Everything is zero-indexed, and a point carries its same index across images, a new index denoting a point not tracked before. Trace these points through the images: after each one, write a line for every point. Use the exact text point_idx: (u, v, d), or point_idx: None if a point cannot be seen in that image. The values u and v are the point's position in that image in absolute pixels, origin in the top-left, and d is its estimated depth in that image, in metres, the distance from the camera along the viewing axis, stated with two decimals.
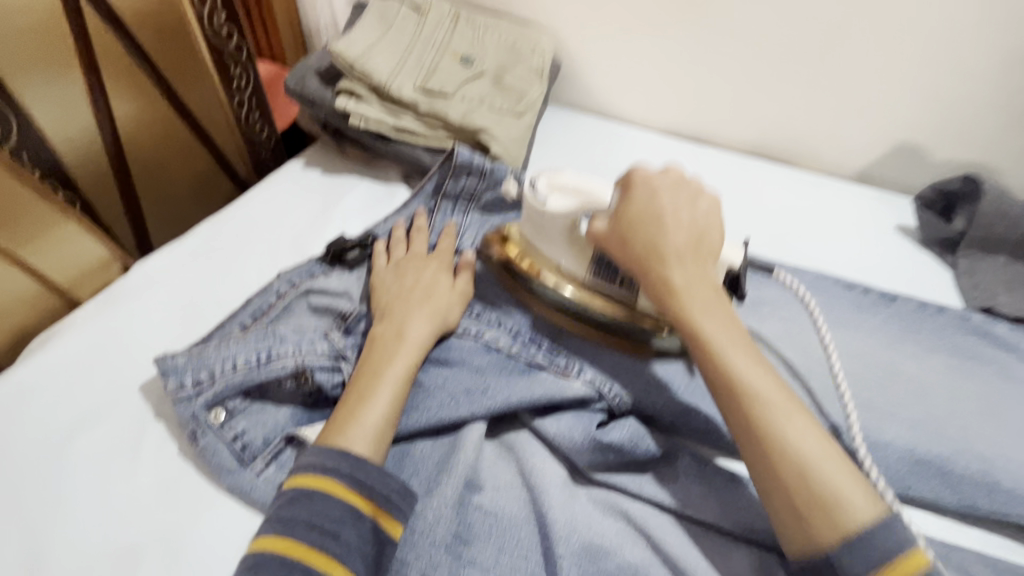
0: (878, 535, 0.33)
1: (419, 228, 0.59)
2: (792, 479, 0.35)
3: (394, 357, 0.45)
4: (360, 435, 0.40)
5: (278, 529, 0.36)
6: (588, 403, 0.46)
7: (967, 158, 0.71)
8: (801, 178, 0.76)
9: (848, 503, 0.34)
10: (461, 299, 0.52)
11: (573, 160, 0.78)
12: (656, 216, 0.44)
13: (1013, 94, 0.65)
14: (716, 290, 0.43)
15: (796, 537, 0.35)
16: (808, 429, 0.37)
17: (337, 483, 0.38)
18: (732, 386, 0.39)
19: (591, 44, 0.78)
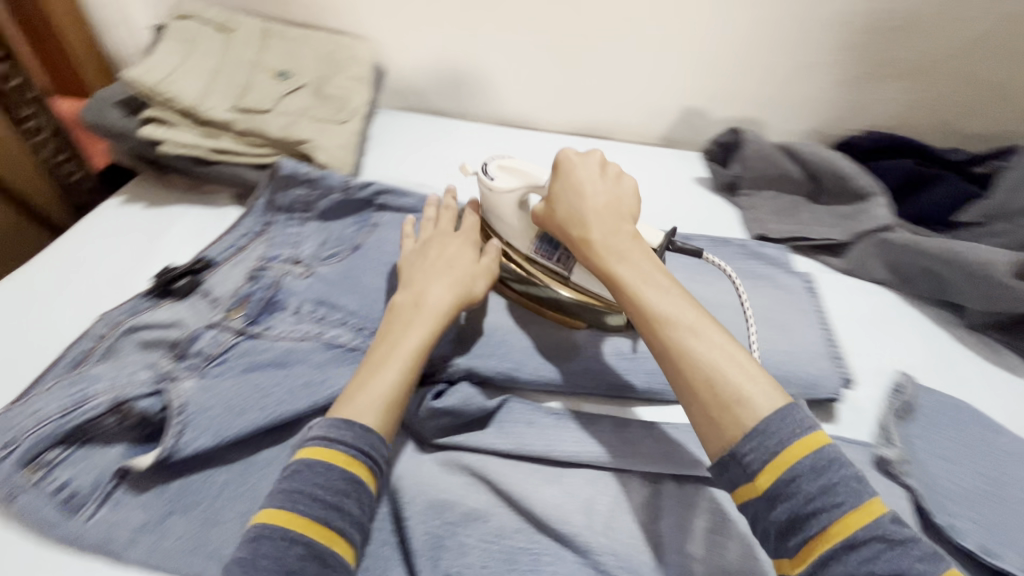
0: (775, 426, 0.37)
1: (447, 206, 0.61)
2: (701, 384, 0.40)
3: (413, 324, 0.49)
4: (365, 407, 0.44)
5: (279, 502, 0.39)
6: (425, 377, 0.51)
7: (741, 114, 0.83)
8: (616, 148, 0.86)
9: (746, 400, 0.38)
10: (489, 275, 0.55)
11: (412, 159, 0.81)
12: (575, 188, 0.50)
13: (763, 55, 0.76)
14: (636, 239, 0.48)
15: (712, 441, 0.39)
16: (714, 340, 0.41)
17: (345, 455, 0.41)
18: (646, 312, 0.44)
19: (409, 49, 0.82)
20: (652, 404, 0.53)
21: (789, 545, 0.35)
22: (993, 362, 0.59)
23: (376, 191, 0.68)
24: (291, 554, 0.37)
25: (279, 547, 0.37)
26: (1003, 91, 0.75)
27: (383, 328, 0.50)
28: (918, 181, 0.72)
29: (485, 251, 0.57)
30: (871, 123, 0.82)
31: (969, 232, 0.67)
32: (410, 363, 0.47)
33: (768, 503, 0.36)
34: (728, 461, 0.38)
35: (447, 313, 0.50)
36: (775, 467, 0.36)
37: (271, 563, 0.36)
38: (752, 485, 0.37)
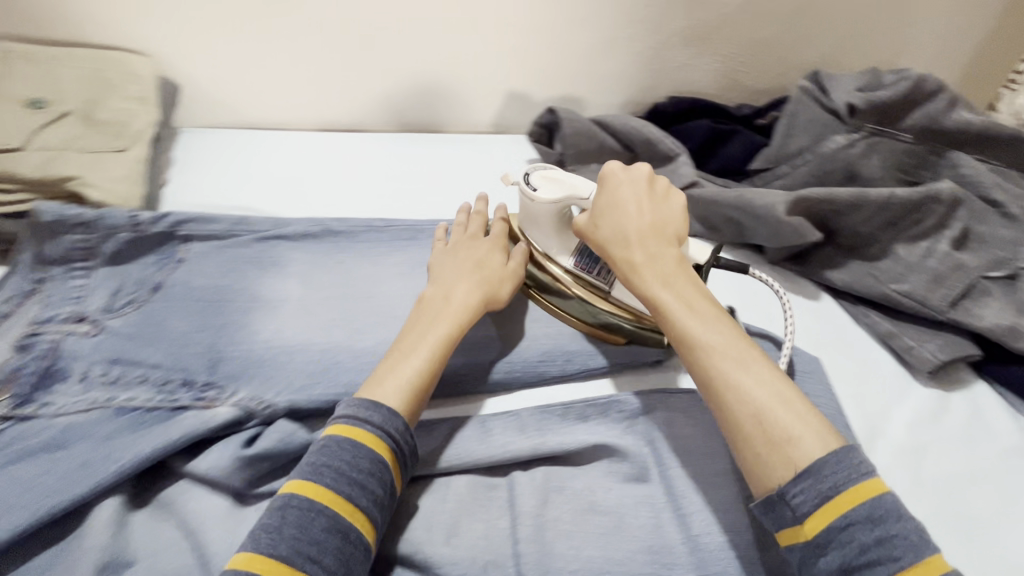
0: (829, 470, 0.36)
1: (476, 213, 0.62)
2: (748, 419, 0.40)
3: (435, 324, 0.50)
4: (391, 389, 0.45)
5: (306, 475, 0.39)
6: (240, 424, 0.46)
7: (562, 93, 0.86)
8: (448, 141, 0.85)
9: (798, 440, 0.38)
10: (514, 278, 0.56)
11: (227, 178, 0.74)
12: (619, 207, 0.51)
13: (567, 34, 0.78)
14: (674, 266, 0.48)
15: (760, 478, 0.39)
16: (757, 375, 0.41)
17: (366, 433, 0.42)
18: (687, 341, 0.44)
19: (200, 59, 0.74)
20: (493, 395, 0.53)
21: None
22: (790, 292, 0.66)
23: (176, 222, 0.61)
24: (314, 528, 0.37)
25: (304, 519, 0.37)
26: (774, 50, 0.85)
27: (415, 322, 0.51)
28: (717, 137, 0.79)
29: (510, 253, 0.58)
30: (675, 89, 0.88)
31: (761, 176, 0.74)
32: (434, 351, 0.48)
33: (817, 549, 0.36)
34: (778, 500, 0.38)
35: (473, 307, 0.52)
36: (828, 513, 0.36)
37: (297, 535, 0.37)
38: (802, 530, 0.37)
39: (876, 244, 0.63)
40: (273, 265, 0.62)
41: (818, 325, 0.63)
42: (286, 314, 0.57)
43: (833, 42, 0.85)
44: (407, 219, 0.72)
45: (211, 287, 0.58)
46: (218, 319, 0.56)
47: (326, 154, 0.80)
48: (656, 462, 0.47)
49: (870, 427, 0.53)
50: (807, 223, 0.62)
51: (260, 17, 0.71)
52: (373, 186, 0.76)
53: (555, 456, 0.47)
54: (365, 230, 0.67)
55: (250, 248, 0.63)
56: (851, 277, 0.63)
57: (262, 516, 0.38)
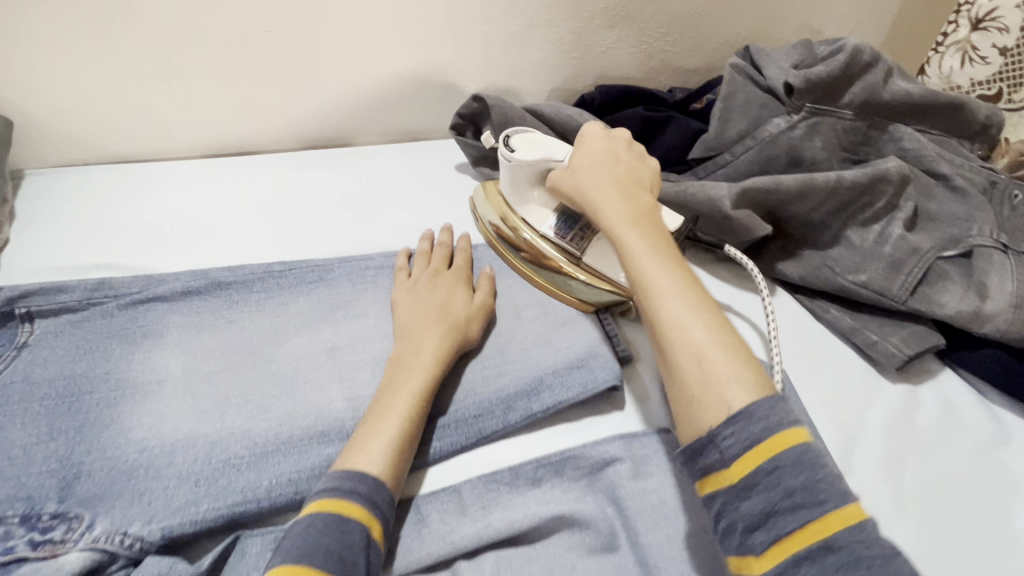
0: (758, 413, 0.35)
1: (438, 244, 0.59)
2: (685, 354, 0.39)
3: (412, 375, 0.45)
4: (375, 452, 0.40)
5: (293, 559, 0.34)
6: (100, 570, 0.37)
7: (481, 88, 0.77)
8: (359, 154, 0.75)
9: (732, 386, 0.36)
10: (482, 314, 0.52)
11: (91, 228, 0.62)
12: (593, 164, 0.53)
13: (476, 24, 0.69)
14: (634, 210, 0.49)
15: (690, 419, 0.37)
16: (702, 313, 0.40)
17: (356, 506, 0.38)
18: (633, 274, 0.44)
19: (31, 88, 0.61)
20: (429, 468, 0.45)
21: (755, 539, 0.33)
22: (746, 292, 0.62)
23: (11, 299, 0.49)
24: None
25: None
26: (701, 25, 0.79)
27: (403, 335, 0.49)
28: (652, 128, 0.73)
29: (475, 288, 0.55)
30: (603, 76, 0.81)
31: (703, 164, 0.68)
32: (413, 404, 0.43)
33: (741, 493, 0.34)
34: (704, 445, 0.36)
35: (443, 356, 0.47)
36: (756, 457, 0.34)
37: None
38: (729, 474, 0.35)
39: (827, 231, 0.59)
40: (145, 336, 0.51)
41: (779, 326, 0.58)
42: (165, 400, 0.47)
43: (761, 13, 0.80)
44: (316, 255, 0.62)
45: (62, 377, 0.47)
46: (74, 420, 0.45)
47: (213, 184, 0.68)
48: (623, 526, 0.41)
49: (845, 439, 0.49)
50: (754, 216, 0.58)
51: (99, 30, 0.58)
52: (273, 217, 0.66)
53: (507, 537, 0.40)
54: (262, 277, 0.56)
55: (114, 317, 0.51)
56: (805, 270, 0.59)
57: None
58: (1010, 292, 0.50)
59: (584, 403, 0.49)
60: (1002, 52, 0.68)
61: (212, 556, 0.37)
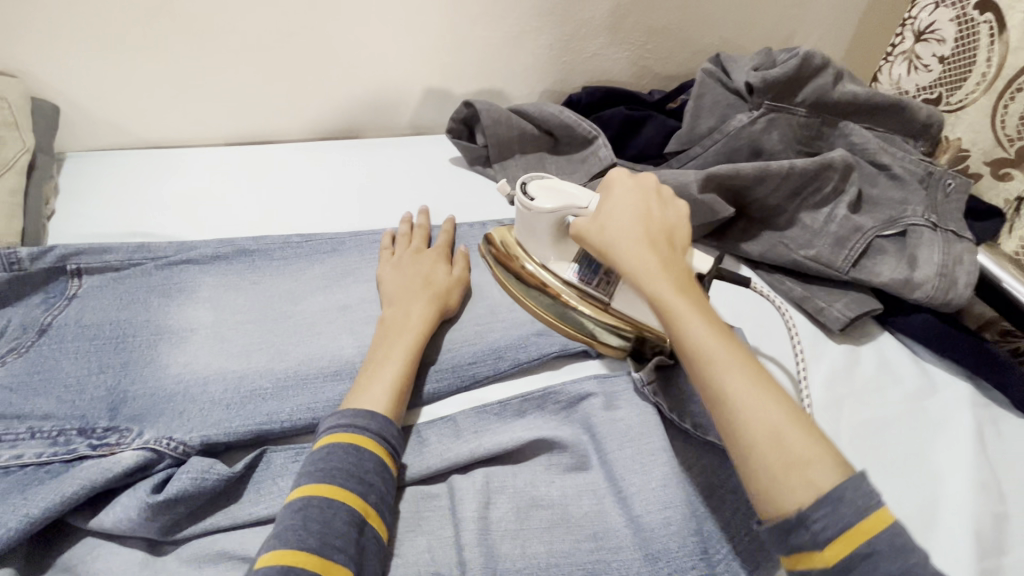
0: (851, 495, 0.34)
1: (420, 227, 0.66)
2: (762, 436, 0.37)
3: (404, 334, 0.51)
4: (378, 391, 0.46)
5: (320, 478, 0.39)
6: (150, 467, 0.43)
7: (480, 88, 0.85)
8: (367, 146, 0.83)
9: (815, 464, 0.36)
10: (461, 284, 0.59)
11: (125, 203, 0.69)
12: (625, 212, 0.50)
13: (474, 29, 0.78)
14: (679, 274, 0.46)
15: (772, 498, 0.36)
16: (771, 392, 0.39)
17: (369, 438, 0.43)
18: (694, 351, 0.41)
19: (78, 77, 0.68)
20: (430, 404, 0.52)
21: None
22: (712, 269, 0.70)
23: (63, 255, 0.55)
24: (337, 523, 0.37)
25: (326, 516, 0.38)
26: (679, 34, 0.88)
27: (391, 308, 0.55)
28: (632, 125, 0.81)
29: (453, 263, 0.62)
30: (589, 79, 0.90)
31: (676, 158, 0.76)
32: (408, 354, 0.50)
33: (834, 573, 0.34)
34: (792, 524, 0.35)
35: (428, 317, 0.53)
36: (852, 539, 0.33)
37: (323, 530, 0.37)
38: (820, 554, 0.34)
39: (783, 213, 0.66)
40: (180, 292, 0.57)
41: (739, 296, 0.66)
42: (198, 344, 0.53)
43: (733, 25, 0.89)
44: (328, 231, 0.69)
45: (108, 322, 0.54)
46: (119, 357, 0.51)
47: (234, 169, 0.75)
48: (595, 449, 0.48)
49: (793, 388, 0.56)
50: (718, 199, 0.66)
51: (142, 29, 0.66)
52: (290, 198, 0.73)
53: (495, 456, 0.47)
54: (281, 245, 0.63)
55: (152, 276, 0.58)
56: (763, 247, 0.67)
57: (277, 524, 0.37)
58: (936, 263, 0.58)
59: (566, 355, 0.56)
60: (941, 60, 0.75)
61: (246, 459, 0.44)
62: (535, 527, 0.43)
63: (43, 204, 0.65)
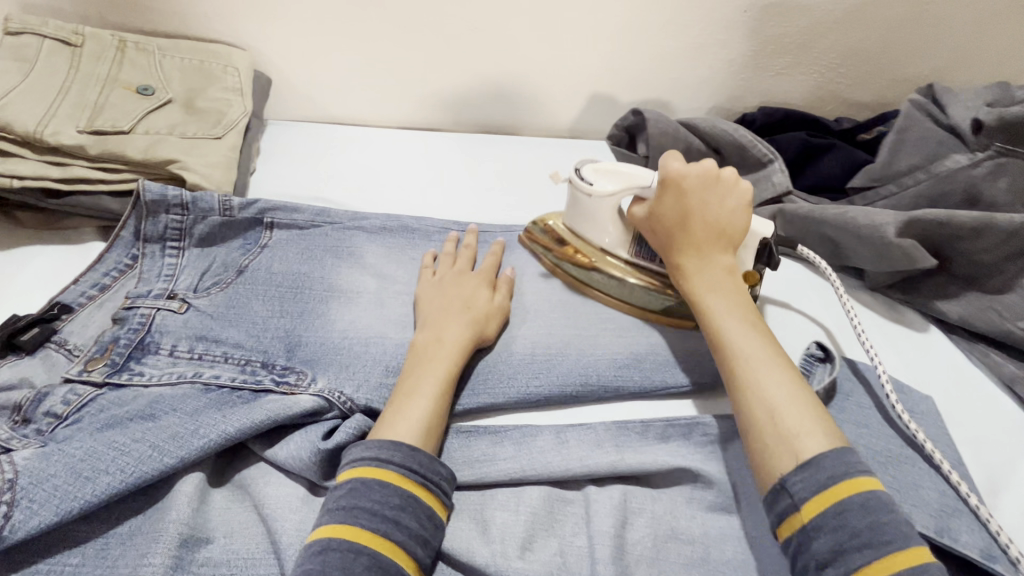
0: (827, 465, 0.36)
1: (467, 246, 0.61)
2: (761, 413, 0.40)
3: (433, 363, 0.47)
4: (409, 425, 0.42)
5: (341, 517, 0.37)
6: (320, 413, 0.46)
7: (646, 97, 0.83)
8: (524, 142, 0.84)
9: (806, 436, 0.38)
10: (500, 314, 0.54)
11: (308, 169, 0.76)
12: (679, 209, 0.51)
13: (657, 38, 0.75)
14: (720, 263, 0.50)
15: (758, 469, 0.39)
16: (783, 375, 0.42)
17: (393, 472, 0.39)
18: (718, 341, 0.45)
19: (296, 55, 0.76)
20: (569, 407, 0.51)
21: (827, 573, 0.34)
22: (894, 321, 0.61)
23: (263, 209, 0.61)
24: (357, 569, 0.35)
25: (347, 561, 0.35)
26: (881, 59, 0.79)
27: (419, 331, 0.50)
28: (813, 152, 0.74)
29: (495, 287, 0.57)
30: (765, 99, 0.84)
31: (862, 196, 0.69)
32: (440, 387, 0.45)
33: None
34: (777, 490, 0.37)
35: (461, 349, 0.49)
36: (825, 500, 0.35)
37: None
38: (798, 514, 0.36)
39: (999, 275, 0.56)
40: (350, 255, 0.61)
41: (924, 360, 0.57)
42: (362, 306, 0.57)
43: (949, 55, 0.78)
44: (481, 221, 0.71)
45: (291, 273, 0.58)
46: (299, 305, 0.56)
47: (401, 151, 0.80)
48: (743, 493, 0.44)
49: (989, 479, 0.48)
50: (921, 246, 0.56)
51: (356, 18, 0.72)
52: (448, 183, 0.76)
53: (633, 475, 0.45)
54: (440, 230, 0.66)
55: (329, 236, 0.62)
56: (966, 309, 0.57)
57: (297, 566, 0.36)
58: None
59: (718, 386, 0.52)
60: None
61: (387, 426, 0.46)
62: (671, 561, 0.40)
63: (251, 162, 0.73)
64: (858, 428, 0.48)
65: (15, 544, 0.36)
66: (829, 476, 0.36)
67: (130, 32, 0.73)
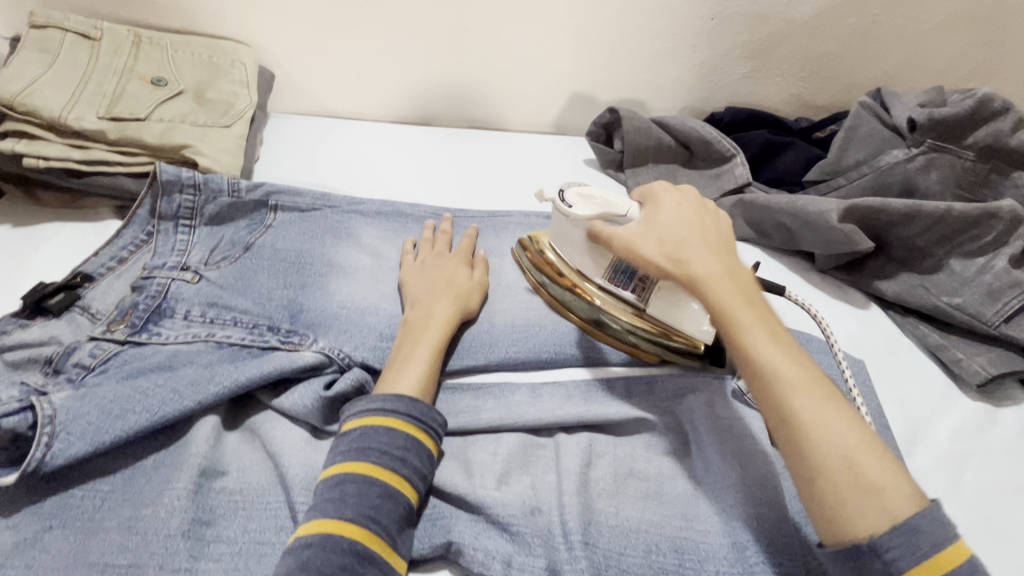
0: (925, 528, 0.33)
1: (444, 231, 0.67)
2: (838, 462, 0.36)
3: (425, 333, 0.53)
4: (406, 384, 0.48)
5: (354, 456, 0.43)
6: (321, 368, 0.52)
7: (623, 97, 0.90)
8: (510, 137, 0.90)
9: (895, 495, 0.34)
10: (480, 288, 0.60)
11: (308, 158, 0.81)
12: (681, 229, 0.48)
13: (633, 41, 0.82)
14: (740, 279, 0.44)
15: (845, 529, 0.35)
16: (844, 413, 0.38)
17: (399, 419, 0.45)
18: (766, 375, 0.39)
19: (296, 52, 0.82)
20: (545, 369, 0.57)
21: None
22: (839, 299, 0.68)
23: (268, 192, 0.67)
24: (372, 496, 0.41)
25: (362, 490, 0.41)
26: (836, 65, 0.86)
27: (408, 309, 0.56)
28: (773, 149, 0.81)
29: (473, 266, 0.63)
30: (732, 101, 0.91)
31: (814, 188, 0.76)
32: (432, 353, 0.51)
33: None
34: (862, 551, 0.34)
35: (449, 321, 0.55)
36: (922, 569, 0.33)
37: (360, 502, 0.40)
38: None
39: (929, 256, 0.63)
40: (347, 235, 0.67)
41: (864, 332, 0.64)
42: (357, 280, 0.62)
43: (897, 62, 0.86)
44: (468, 208, 0.77)
45: (293, 250, 0.64)
46: (299, 278, 0.61)
47: (393, 142, 0.86)
48: (694, 439, 0.50)
49: (911, 433, 0.54)
50: (860, 231, 0.63)
51: (352, 17, 0.78)
52: (438, 173, 0.82)
53: (599, 425, 0.51)
54: (429, 214, 0.72)
55: (329, 217, 0.68)
56: (901, 287, 0.64)
57: (318, 497, 0.41)
58: None
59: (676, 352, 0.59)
60: None
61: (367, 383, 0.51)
62: (629, 494, 0.46)
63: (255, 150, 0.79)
64: None
65: (54, 470, 0.42)
66: (926, 544, 0.33)
67: (142, 27, 0.78)
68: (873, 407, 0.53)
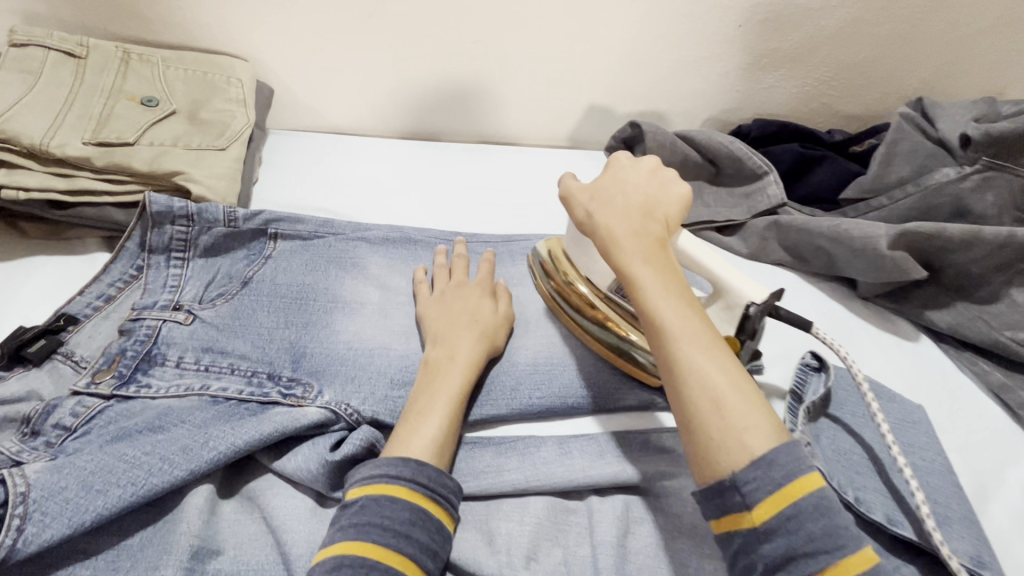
0: (780, 464, 0.34)
1: (460, 256, 0.61)
2: (702, 399, 0.37)
3: (445, 381, 0.48)
4: (421, 444, 0.43)
5: (352, 534, 0.38)
6: (326, 426, 0.47)
7: (642, 109, 0.84)
8: (523, 152, 0.85)
9: (752, 430, 0.36)
10: (504, 324, 0.55)
11: (309, 179, 0.77)
12: (613, 188, 0.49)
13: (654, 51, 0.77)
14: (653, 235, 0.45)
15: (707, 463, 0.36)
16: (721, 358, 0.38)
17: (405, 487, 0.40)
18: (651, 320, 0.41)
19: (296, 66, 0.77)
20: (571, 418, 0.52)
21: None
22: (886, 330, 0.63)
23: (267, 220, 0.61)
24: None
25: None
26: (871, 72, 0.81)
27: (427, 349, 0.51)
28: (806, 164, 0.76)
29: (496, 297, 0.57)
30: (759, 111, 0.86)
31: (853, 208, 0.71)
32: (451, 406, 0.46)
33: None
34: (726, 487, 0.35)
35: (472, 365, 0.49)
36: (779, 501, 0.34)
37: None
38: (750, 516, 0.34)
39: (987, 287, 0.58)
40: (353, 266, 0.62)
41: (915, 369, 0.59)
42: (365, 318, 0.57)
43: (936, 69, 0.80)
44: (480, 232, 0.72)
45: (294, 285, 0.59)
46: (302, 316, 0.56)
47: (399, 159, 0.81)
48: None
49: (978, 487, 0.49)
50: (913, 260, 0.58)
51: (355, 29, 0.73)
52: (448, 193, 0.77)
53: (634, 485, 0.46)
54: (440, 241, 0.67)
55: (332, 246, 0.63)
56: (956, 319, 0.59)
57: None
58: None
59: None
60: None
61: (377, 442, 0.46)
62: (672, 570, 0.41)
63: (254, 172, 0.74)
64: (851, 438, 0.50)
65: (27, 557, 0.37)
66: (782, 478, 0.34)
67: (132, 42, 0.74)
68: (937, 461, 0.48)
